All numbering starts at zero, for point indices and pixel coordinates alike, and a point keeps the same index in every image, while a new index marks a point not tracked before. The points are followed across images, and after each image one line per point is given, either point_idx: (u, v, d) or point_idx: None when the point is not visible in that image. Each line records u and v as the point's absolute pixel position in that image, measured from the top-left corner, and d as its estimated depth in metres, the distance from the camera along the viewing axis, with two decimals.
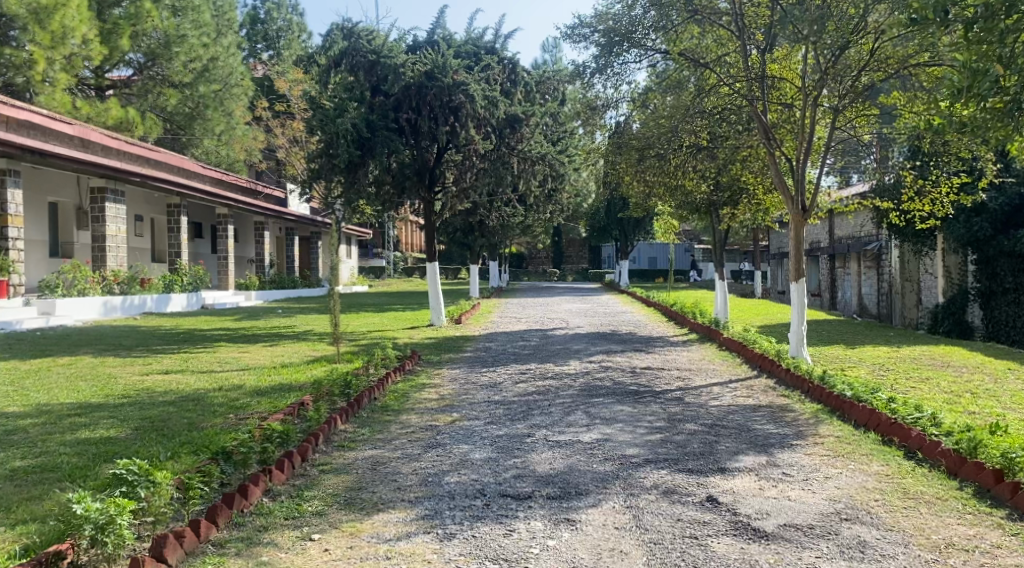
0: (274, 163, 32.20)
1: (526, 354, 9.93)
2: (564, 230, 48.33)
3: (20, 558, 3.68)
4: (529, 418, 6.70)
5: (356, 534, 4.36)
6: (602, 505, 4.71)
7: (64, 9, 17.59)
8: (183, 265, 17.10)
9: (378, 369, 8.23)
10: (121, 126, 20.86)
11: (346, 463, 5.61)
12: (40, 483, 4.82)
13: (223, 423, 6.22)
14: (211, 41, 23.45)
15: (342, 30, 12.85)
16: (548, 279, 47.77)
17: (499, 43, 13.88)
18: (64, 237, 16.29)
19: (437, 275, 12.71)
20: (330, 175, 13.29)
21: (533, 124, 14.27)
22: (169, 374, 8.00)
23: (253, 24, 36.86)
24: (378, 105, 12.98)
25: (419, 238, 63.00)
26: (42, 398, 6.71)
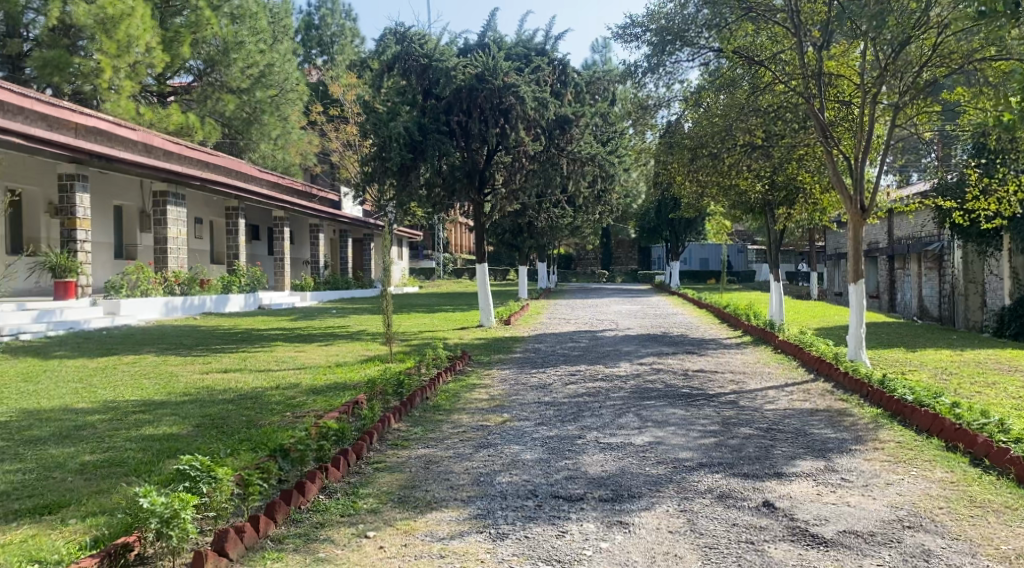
0: (328, 167, 32.73)
1: (576, 356, 9.90)
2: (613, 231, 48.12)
3: (90, 549, 3.84)
4: (580, 420, 6.68)
5: (410, 531, 4.41)
6: (655, 508, 4.67)
7: (129, 19, 18.17)
8: (240, 267, 17.52)
9: (430, 369, 8.31)
10: (182, 131, 21.46)
11: (399, 462, 5.68)
12: (107, 477, 4.99)
13: (280, 421, 6.34)
14: (267, 48, 23.98)
15: (395, 34, 13.01)
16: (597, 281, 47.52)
17: (550, 44, 13.85)
18: (128, 239, 16.84)
19: (485, 275, 12.73)
20: (382, 178, 13.49)
21: (583, 125, 14.23)
22: (227, 373, 8.19)
23: (308, 30, 37.41)
24: (430, 109, 13.16)
25: (468, 240, 63.31)
26: (109, 396, 6.95)
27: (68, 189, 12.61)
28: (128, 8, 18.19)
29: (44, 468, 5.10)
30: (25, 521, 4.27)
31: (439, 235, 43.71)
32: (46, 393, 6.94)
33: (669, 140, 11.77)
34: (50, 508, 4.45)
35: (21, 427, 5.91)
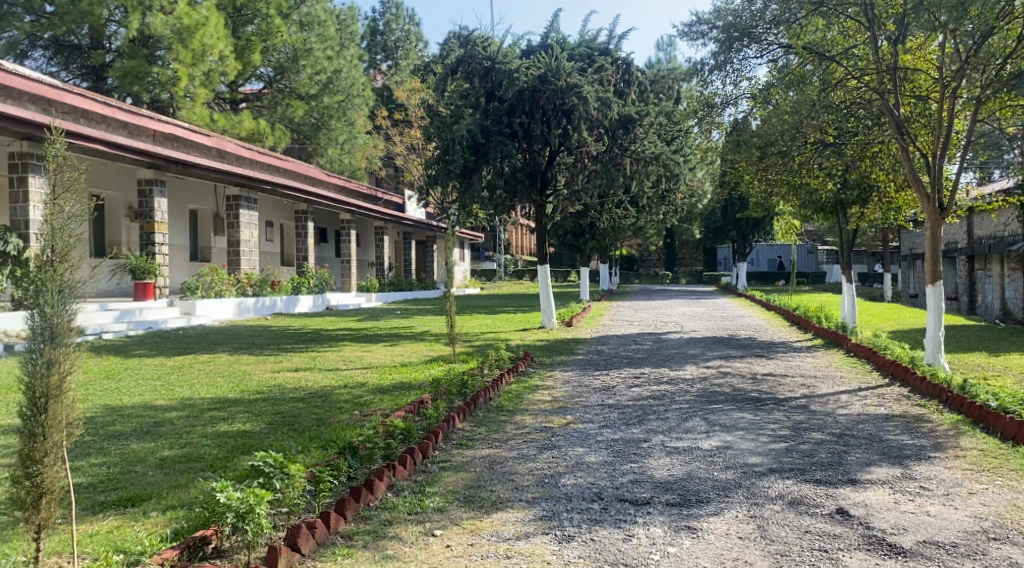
0: (392, 170, 33.23)
1: (640, 358, 9.81)
2: (677, 233, 47.52)
3: (171, 541, 4.00)
4: (645, 423, 6.62)
5: (476, 531, 4.43)
6: (724, 513, 4.59)
7: (204, 29, 18.82)
8: (309, 268, 17.92)
9: (493, 369, 8.35)
10: (253, 137, 22.11)
11: (464, 461, 5.72)
12: (186, 472, 5.17)
13: (348, 419, 6.47)
14: (335, 54, 24.51)
15: (459, 38, 13.13)
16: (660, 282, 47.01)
17: (614, 43, 13.74)
18: (203, 242, 17.43)
19: (547, 277, 12.71)
20: (445, 180, 13.67)
21: (647, 124, 14.06)
22: (298, 372, 8.38)
23: (373, 36, 38.08)
24: (493, 111, 13.25)
25: (529, 242, 63.43)
26: (186, 393, 7.19)
27: (147, 194, 13.14)
28: (203, 19, 18.84)
29: (127, 462, 5.32)
30: (111, 512, 4.46)
31: (500, 237, 43.89)
32: (127, 390, 7.22)
33: (736, 138, 11.53)
34: (132, 501, 4.63)
35: (106, 422, 6.18)
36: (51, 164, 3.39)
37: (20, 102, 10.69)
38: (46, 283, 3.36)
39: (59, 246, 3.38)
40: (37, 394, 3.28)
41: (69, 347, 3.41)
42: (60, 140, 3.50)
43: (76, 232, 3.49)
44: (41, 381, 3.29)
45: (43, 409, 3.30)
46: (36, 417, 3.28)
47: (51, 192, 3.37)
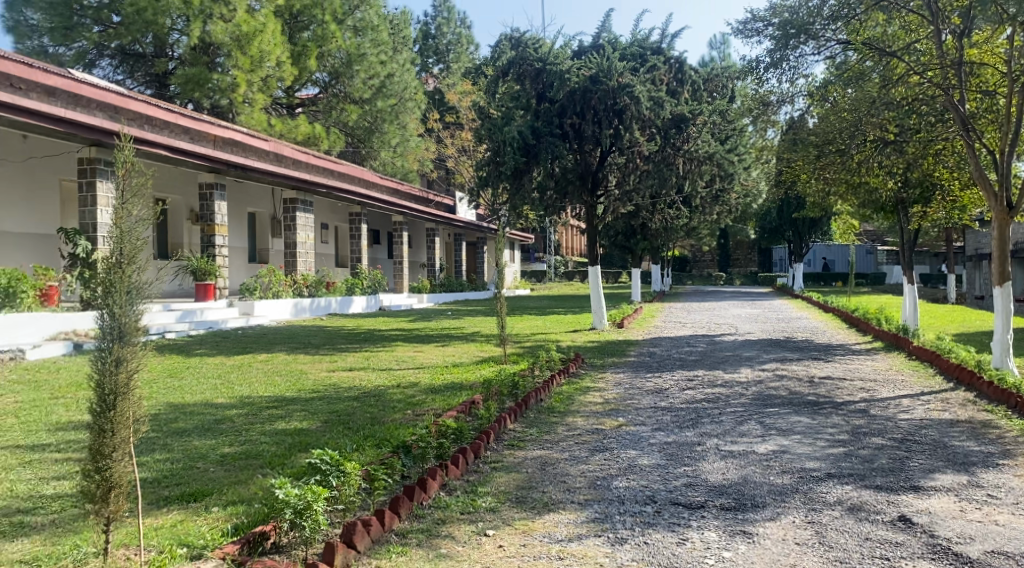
0: (444, 173, 33.51)
1: (693, 360, 9.70)
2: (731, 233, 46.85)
3: (232, 535, 4.11)
4: (699, 426, 6.54)
5: (529, 532, 4.45)
6: (781, 519, 4.51)
7: (261, 36, 19.38)
8: (362, 269, 18.18)
9: (544, 371, 8.34)
10: (309, 141, 22.57)
11: (516, 462, 5.74)
12: (246, 468, 5.31)
13: (402, 418, 6.55)
14: (388, 59, 24.85)
15: (511, 40, 13.17)
16: (713, 284, 46.33)
17: (666, 43, 13.62)
18: (261, 244, 17.85)
19: (597, 278, 12.66)
20: (496, 182, 13.81)
21: (700, 123, 13.82)
22: (352, 371, 8.51)
23: (425, 40, 38.48)
24: (544, 112, 13.24)
25: (579, 243, 63.23)
26: (245, 391, 7.38)
27: (208, 198, 13.51)
28: (261, 26, 19.38)
29: (190, 458, 5.48)
30: (174, 506, 4.61)
31: (550, 239, 43.86)
32: (190, 388, 7.44)
33: (793, 137, 11.29)
34: (195, 496, 4.77)
35: (169, 419, 6.37)
36: (120, 170, 3.48)
37: (89, 110, 11.07)
38: (115, 284, 3.46)
39: (127, 249, 3.49)
40: (106, 391, 3.42)
41: (135, 346, 3.53)
42: (128, 146, 3.61)
43: (143, 235, 3.60)
44: (110, 378, 3.43)
45: (111, 406, 3.43)
46: (106, 413, 3.42)
47: (120, 197, 3.48)
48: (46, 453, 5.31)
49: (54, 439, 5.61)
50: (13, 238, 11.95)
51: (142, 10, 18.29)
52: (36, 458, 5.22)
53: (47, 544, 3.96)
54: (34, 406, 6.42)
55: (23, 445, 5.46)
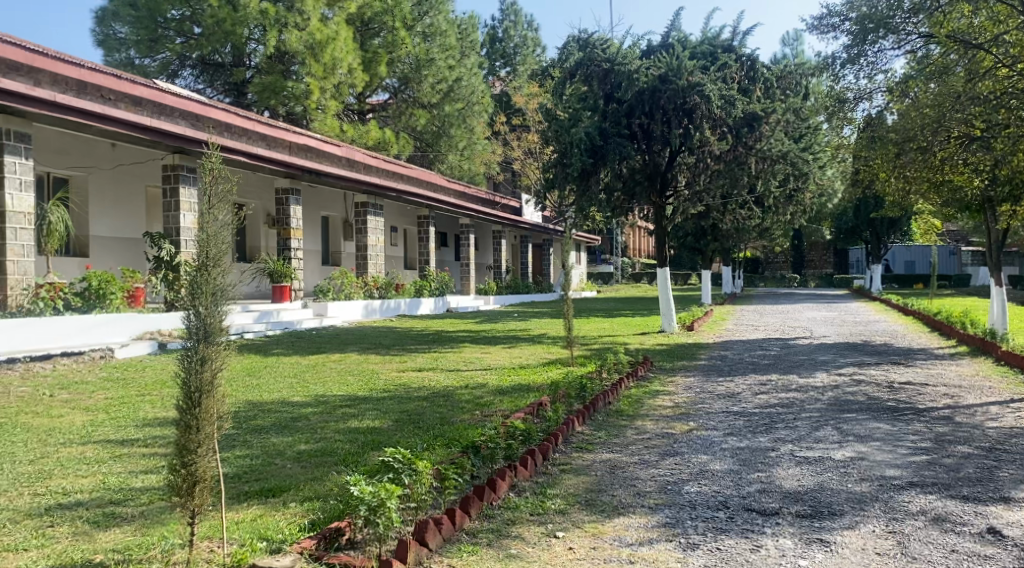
0: (509, 175, 33.63)
1: (766, 364, 9.48)
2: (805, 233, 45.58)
3: (309, 530, 4.23)
4: (773, 432, 6.39)
5: (598, 535, 4.43)
6: (860, 527, 4.38)
7: (334, 43, 19.91)
8: (430, 271, 18.41)
9: (611, 374, 8.28)
10: (378, 146, 23.00)
11: (585, 464, 5.73)
12: (320, 466, 5.44)
13: (470, 419, 6.61)
14: (456, 63, 25.13)
15: (579, 41, 13.20)
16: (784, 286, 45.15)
17: (737, 40, 13.39)
18: (333, 246, 18.28)
19: (666, 280, 12.51)
20: (563, 183, 13.88)
21: (773, 121, 13.39)
22: (422, 371, 8.64)
23: (492, 44, 38.67)
24: (612, 112, 13.22)
25: (646, 244, 62.56)
26: (319, 390, 7.56)
27: (284, 202, 13.92)
28: (334, 33, 19.97)
29: (268, 455, 5.65)
30: (254, 501, 4.76)
31: (617, 241, 43.56)
32: (268, 386, 7.67)
33: (871, 134, 11.09)
34: (274, 491, 4.92)
35: (249, 416, 6.59)
36: (206, 176, 3.61)
37: (173, 118, 11.52)
38: (201, 286, 3.59)
39: (212, 253, 3.61)
40: (192, 389, 3.55)
41: (219, 345, 3.67)
42: (214, 154, 3.75)
43: (227, 240, 3.72)
44: (195, 376, 3.56)
45: (197, 403, 3.57)
46: (192, 410, 3.56)
47: (204, 203, 3.61)
48: (134, 448, 5.56)
49: (141, 434, 5.87)
50: (102, 242, 12.53)
51: (222, 21, 19.00)
52: (125, 452, 5.47)
53: (137, 534, 4.15)
54: (122, 403, 6.72)
55: (114, 440, 5.72)
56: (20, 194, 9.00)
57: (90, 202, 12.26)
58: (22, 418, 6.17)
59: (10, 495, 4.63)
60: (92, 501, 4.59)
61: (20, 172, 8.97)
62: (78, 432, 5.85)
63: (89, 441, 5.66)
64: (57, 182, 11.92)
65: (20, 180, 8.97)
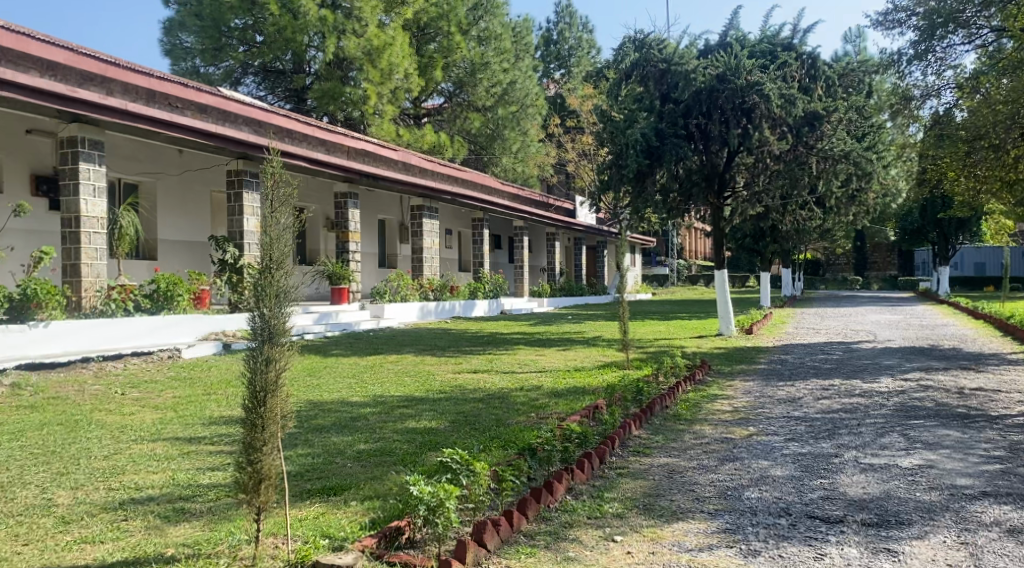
0: (563, 177, 33.61)
1: (829, 368, 9.27)
2: (869, 234, 44.37)
3: (369, 529, 4.28)
4: (836, 438, 6.25)
5: (657, 539, 4.39)
6: (929, 537, 4.25)
7: (391, 48, 20.17)
8: (485, 274, 18.51)
9: (668, 377, 8.20)
10: (434, 149, 23.25)
11: (643, 468, 5.68)
12: (379, 465, 5.52)
13: (526, 421, 6.62)
14: (510, 67, 25.25)
15: (634, 42, 13.07)
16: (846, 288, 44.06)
17: (797, 38, 13.13)
18: (390, 249, 18.54)
19: (724, 283, 12.33)
20: (618, 185, 13.80)
21: (835, 121, 13.13)
22: (477, 373, 8.69)
23: (547, 46, 38.75)
24: (668, 113, 13.05)
25: (703, 245, 61.77)
26: (378, 391, 7.67)
27: (342, 206, 14.18)
28: (390, 39, 20.24)
29: (328, 454, 5.76)
30: (316, 499, 4.85)
31: (673, 242, 43.16)
32: (328, 386, 7.82)
33: (940, 132, 10.78)
34: (335, 489, 5.01)
35: (310, 415, 6.73)
36: (268, 180, 3.66)
37: (236, 125, 11.84)
38: (265, 289, 3.67)
39: (275, 255, 3.68)
40: (257, 388, 3.65)
41: (283, 345, 3.74)
42: (276, 159, 3.82)
43: (291, 242, 3.78)
44: (260, 376, 3.65)
45: (262, 402, 3.66)
46: (258, 409, 3.65)
47: (267, 207, 3.68)
48: (201, 445, 5.73)
49: (208, 432, 6.05)
50: (170, 245, 12.94)
51: (283, 29, 19.41)
52: (193, 449, 5.64)
53: (206, 529, 4.28)
54: (190, 402, 6.93)
55: (182, 437, 5.90)
56: (93, 200, 9.35)
57: (159, 207, 12.68)
58: (96, 415, 6.41)
59: (87, 489, 4.82)
60: (162, 496, 4.74)
61: (93, 178, 9.32)
62: (148, 430, 6.05)
63: (159, 438, 5.86)
64: (127, 187, 12.37)
65: (93, 186, 9.32)
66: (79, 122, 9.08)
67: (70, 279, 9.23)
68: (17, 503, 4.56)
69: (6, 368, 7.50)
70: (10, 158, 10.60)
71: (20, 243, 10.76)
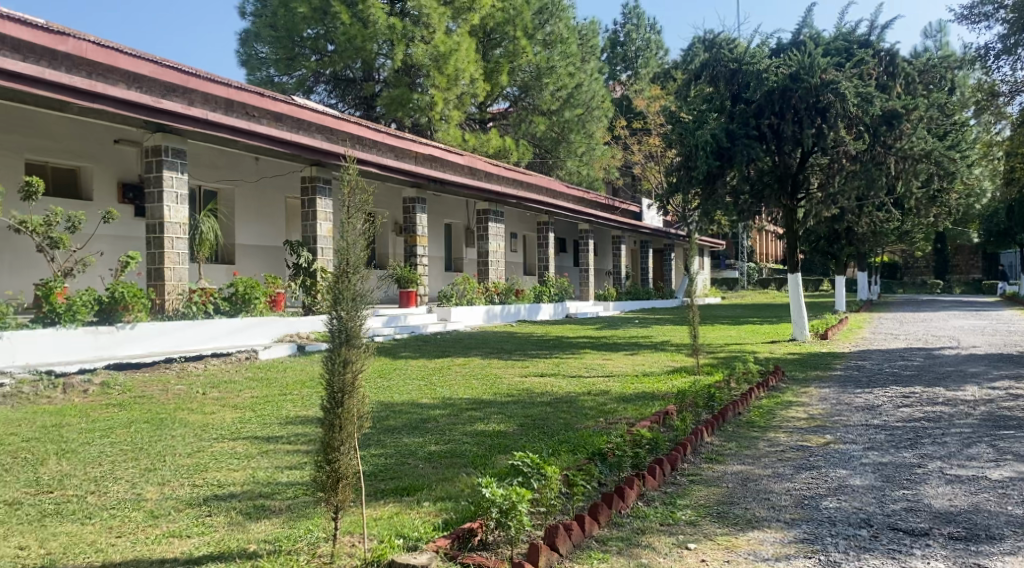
0: (629, 179, 33.38)
1: (910, 376, 8.95)
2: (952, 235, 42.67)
3: (443, 530, 4.33)
4: (919, 447, 6.03)
5: (733, 548, 4.31)
6: (1023, 553, 4.07)
7: (457, 54, 20.31)
8: (550, 277, 18.51)
9: (740, 384, 8.05)
10: (499, 154, 23.41)
11: (716, 476, 5.58)
12: (450, 467, 5.57)
13: (595, 425, 6.59)
14: (576, 70, 25.24)
15: (704, 42, 13.04)
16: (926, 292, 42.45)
17: (875, 35, 12.80)
18: (456, 253, 18.72)
19: (798, 287, 12.03)
20: (688, 187, 13.69)
21: (915, 118, 12.70)
22: (544, 377, 8.68)
23: (614, 48, 38.59)
24: (739, 113, 12.87)
25: (774, 249, 60.45)
26: (447, 393, 7.77)
27: (410, 211, 14.40)
28: (456, 45, 20.40)
29: (401, 454, 5.85)
30: (389, 499, 4.92)
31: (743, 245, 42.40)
32: (397, 388, 7.95)
33: None
34: (409, 490, 5.08)
35: (382, 416, 6.85)
36: (344, 187, 3.78)
37: (309, 132, 12.16)
38: (342, 294, 3.74)
39: (352, 260, 3.75)
40: (335, 389, 3.72)
41: (360, 347, 3.80)
42: (352, 167, 3.88)
43: (366, 246, 3.84)
44: (338, 377, 3.73)
45: (340, 403, 3.73)
46: (335, 409, 3.73)
47: (345, 214, 3.76)
48: (279, 444, 5.88)
49: (285, 431, 6.21)
50: (247, 250, 13.33)
51: (353, 38, 19.85)
52: (271, 448, 5.80)
53: (285, 526, 4.38)
54: (267, 402, 7.13)
55: (261, 436, 6.07)
56: (176, 206, 9.69)
57: (236, 213, 13.09)
58: (179, 413, 6.66)
59: (173, 485, 5.00)
60: (243, 494, 4.88)
61: (176, 185, 9.66)
62: (228, 428, 6.26)
63: (240, 437, 6.04)
64: (206, 194, 12.80)
65: (176, 193, 9.67)
66: (163, 131, 9.45)
67: (155, 283, 9.59)
68: (109, 496, 4.76)
69: (96, 368, 7.83)
70: (98, 167, 11.10)
71: (108, 248, 11.25)
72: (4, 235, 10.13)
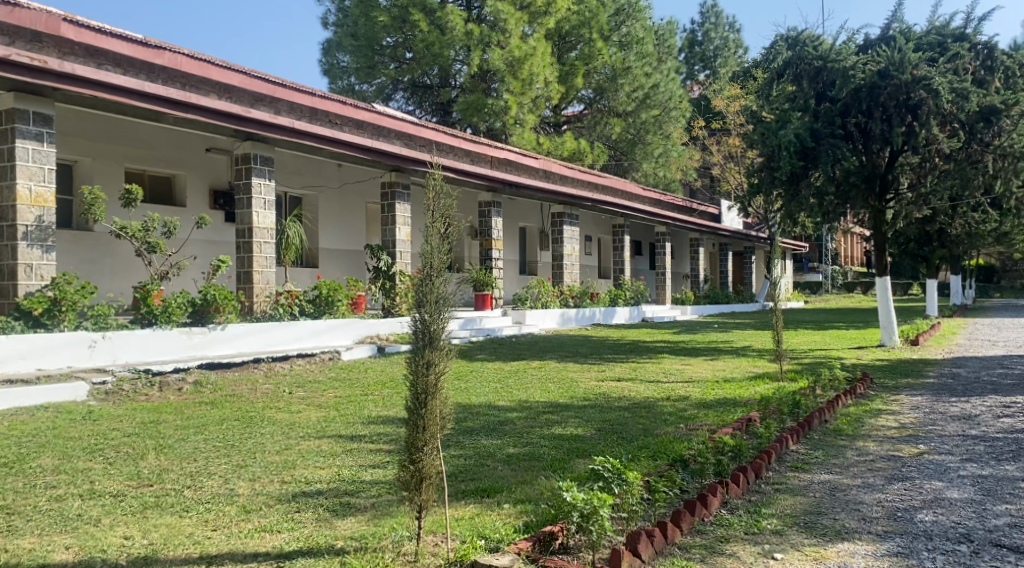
0: (707, 181, 32.82)
1: (1012, 384, 8.51)
2: None
3: (523, 533, 4.34)
4: (1022, 460, 5.72)
5: (821, 560, 4.17)
6: None
7: (532, 58, 20.39)
8: (625, 281, 18.36)
9: (827, 391, 7.80)
10: (574, 157, 23.40)
11: (802, 484, 5.42)
12: (529, 469, 5.58)
13: (675, 431, 6.50)
14: (652, 70, 24.98)
15: (787, 39, 12.66)
16: None
17: (971, 27, 12.21)
18: (530, 256, 18.79)
19: (886, 291, 11.59)
20: (770, 188, 13.37)
21: (1016, 114, 12.11)
22: (621, 382, 8.60)
23: (692, 48, 38.03)
24: (824, 112, 12.51)
25: (858, 251, 58.37)
26: (524, 396, 7.79)
27: (486, 215, 14.51)
28: (532, 49, 20.49)
29: (480, 456, 5.90)
30: (471, 500, 4.98)
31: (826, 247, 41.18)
32: (476, 390, 8.03)
33: None
34: (489, 491, 5.11)
35: (460, 418, 6.92)
36: (430, 193, 3.82)
37: (389, 139, 12.38)
38: (427, 297, 3.80)
39: (436, 262, 3.81)
40: (419, 391, 3.77)
41: (443, 349, 3.84)
42: (438, 172, 3.93)
43: (448, 249, 3.90)
44: (422, 379, 3.78)
45: (423, 404, 3.78)
46: (419, 410, 3.78)
47: (431, 219, 3.83)
48: (363, 443, 6.01)
49: (368, 431, 6.33)
50: (328, 253, 13.68)
51: (431, 45, 20.13)
52: (355, 447, 5.92)
53: (370, 524, 4.47)
54: (349, 402, 7.29)
55: (344, 435, 6.21)
56: (263, 211, 10.02)
57: (318, 218, 13.45)
58: (268, 412, 6.88)
59: (263, 481, 5.17)
60: (330, 491, 5.01)
61: (263, 192, 10.00)
62: (315, 427, 6.43)
63: (325, 435, 6.20)
64: (291, 200, 13.20)
65: (263, 199, 10.00)
66: (251, 139, 9.81)
67: (244, 285, 9.95)
68: (204, 491, 4.95)
69: (189, 367, 8.12)
70: (189, 174, 11.58)
71: (200, 253, 11.73)
72: (104, 239, 10.69)
